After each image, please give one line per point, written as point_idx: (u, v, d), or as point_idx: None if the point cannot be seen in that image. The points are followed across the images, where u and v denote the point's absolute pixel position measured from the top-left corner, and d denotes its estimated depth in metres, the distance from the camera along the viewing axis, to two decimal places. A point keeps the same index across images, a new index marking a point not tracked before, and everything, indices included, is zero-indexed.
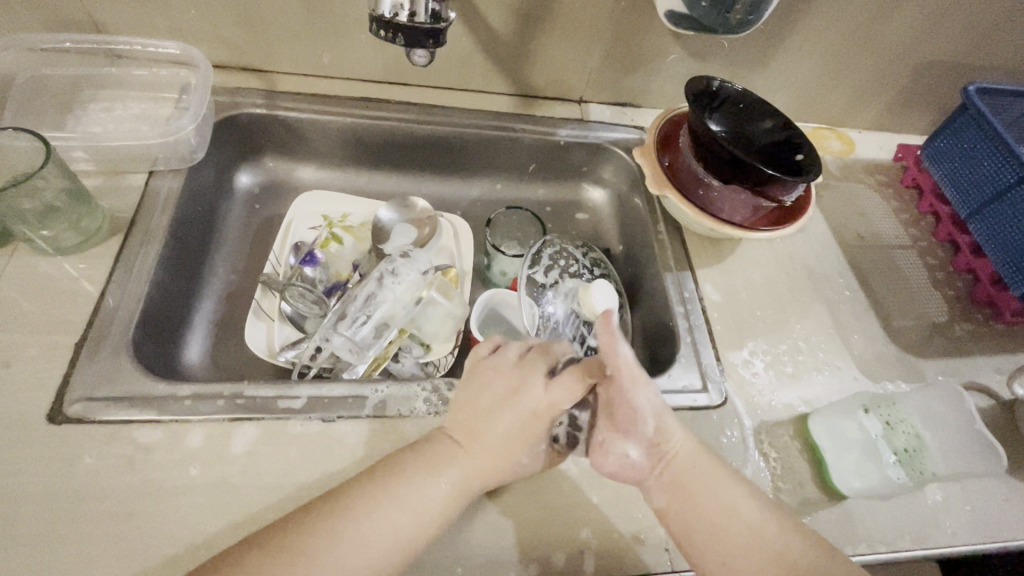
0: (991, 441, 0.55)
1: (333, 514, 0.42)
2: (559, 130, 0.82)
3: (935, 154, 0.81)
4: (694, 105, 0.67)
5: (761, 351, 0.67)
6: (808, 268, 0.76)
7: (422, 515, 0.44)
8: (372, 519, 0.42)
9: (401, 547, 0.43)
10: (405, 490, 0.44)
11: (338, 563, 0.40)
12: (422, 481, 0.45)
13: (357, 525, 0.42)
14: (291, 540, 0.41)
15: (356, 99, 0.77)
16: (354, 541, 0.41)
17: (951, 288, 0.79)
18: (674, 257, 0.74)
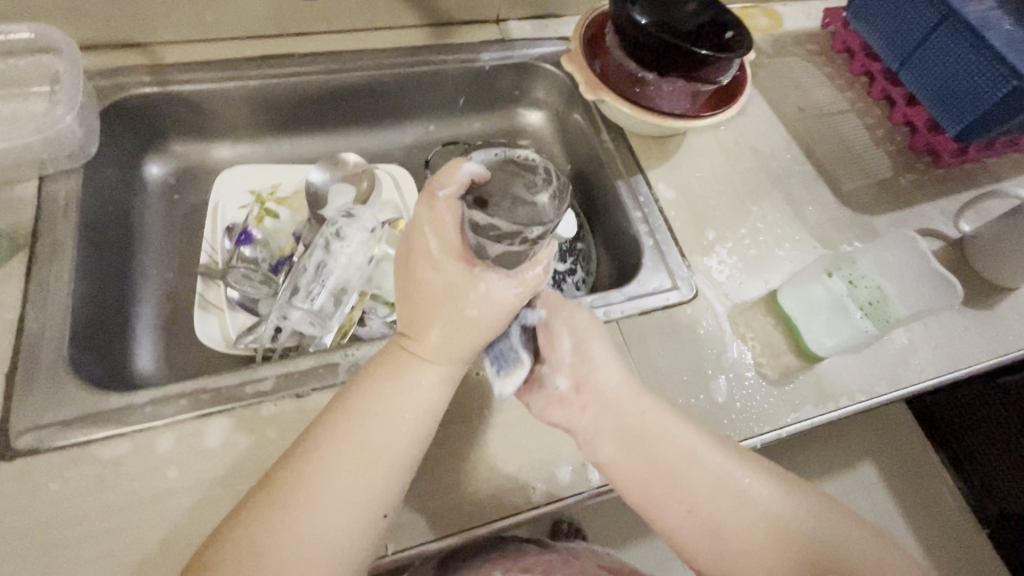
0: (940, 272, 0.60)
1: (332, 434, 0.41)
2: (483, 55, 0.78)
3: (858, 10, 0.80)
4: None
5: (723, 239, 0.67)
6: (755, 150, 0.76)
7: (429, 376, 0.43)
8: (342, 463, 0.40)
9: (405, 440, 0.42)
10: (405, 378, 0.43)
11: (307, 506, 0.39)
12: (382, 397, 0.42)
13: (368, 418, 0.41)
14: (316, 449, 0.40)
15: (256, 59, 0.70)
16: (360, 449, 0.40)
17: (892, 143, 0.80)
18: (623, 164, 0.72)
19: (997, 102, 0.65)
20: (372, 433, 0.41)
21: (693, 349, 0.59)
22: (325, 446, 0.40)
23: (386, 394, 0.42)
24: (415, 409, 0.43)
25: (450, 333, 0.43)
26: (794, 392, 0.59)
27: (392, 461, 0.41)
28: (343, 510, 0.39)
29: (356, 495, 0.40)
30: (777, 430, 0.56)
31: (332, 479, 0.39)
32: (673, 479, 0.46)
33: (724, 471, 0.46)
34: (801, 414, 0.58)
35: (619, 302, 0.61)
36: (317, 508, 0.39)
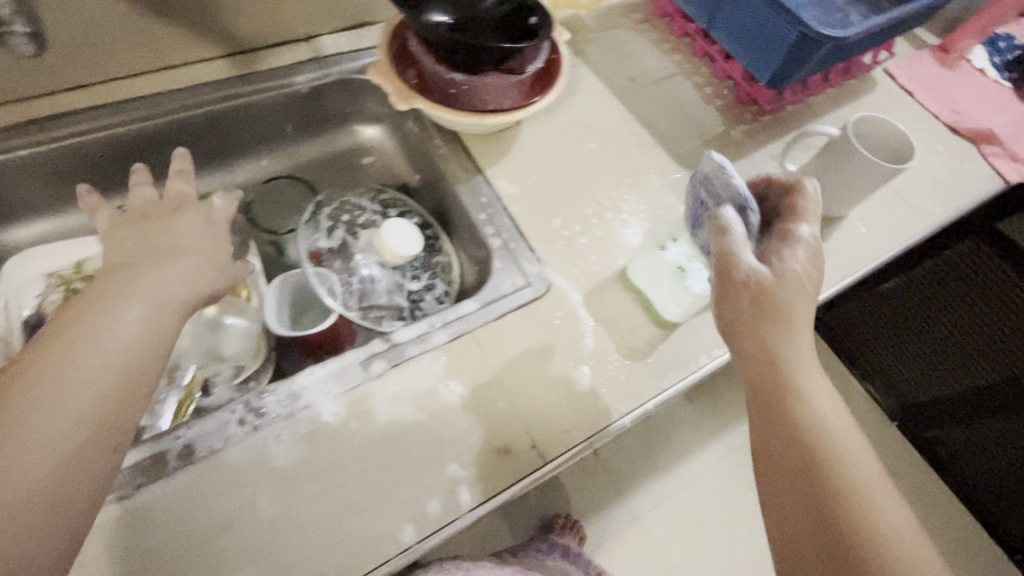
0: None
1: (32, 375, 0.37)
2: (297, 78, 0.73)
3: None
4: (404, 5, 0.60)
5: (571, 225, 0.67)
6: (592, 128, 0.76)
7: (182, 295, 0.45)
8: (50, 410, 0.37)
9: (137, 356, 0.41)
10: (105, 312, 0.41)
11: (46, 445, 0.36)
12: (89, 330, 0.40)
13: (112, 322, 0.41)
14: (9, 394, 0.36)
15: (26, 125, 0.62)
16: (81, 382, 0.38)
17: (720, 98, 0.83)
18: (461, 168, 0.70)
19: (793, 47, 0.68)
20: (123, 329, 0.41)
21: (554, 343, 0.59)
22: (37, 376, 0.37)
23: (115, 305, 0.42)
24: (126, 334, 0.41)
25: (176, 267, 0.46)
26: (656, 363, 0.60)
27: (126, 388, 0.40)
28: (94, 402, 0.38)
29: (99, 399, 0.38)
30: (643, 407, 0.57)
31: (58, 410, 0.37)
32: (761, 325, 0.44)
33: (789, 343, 0.44)
34: (665, 384, 0.59)
35: (474, 310, 0.60)
36: (53, 447, 0.36)
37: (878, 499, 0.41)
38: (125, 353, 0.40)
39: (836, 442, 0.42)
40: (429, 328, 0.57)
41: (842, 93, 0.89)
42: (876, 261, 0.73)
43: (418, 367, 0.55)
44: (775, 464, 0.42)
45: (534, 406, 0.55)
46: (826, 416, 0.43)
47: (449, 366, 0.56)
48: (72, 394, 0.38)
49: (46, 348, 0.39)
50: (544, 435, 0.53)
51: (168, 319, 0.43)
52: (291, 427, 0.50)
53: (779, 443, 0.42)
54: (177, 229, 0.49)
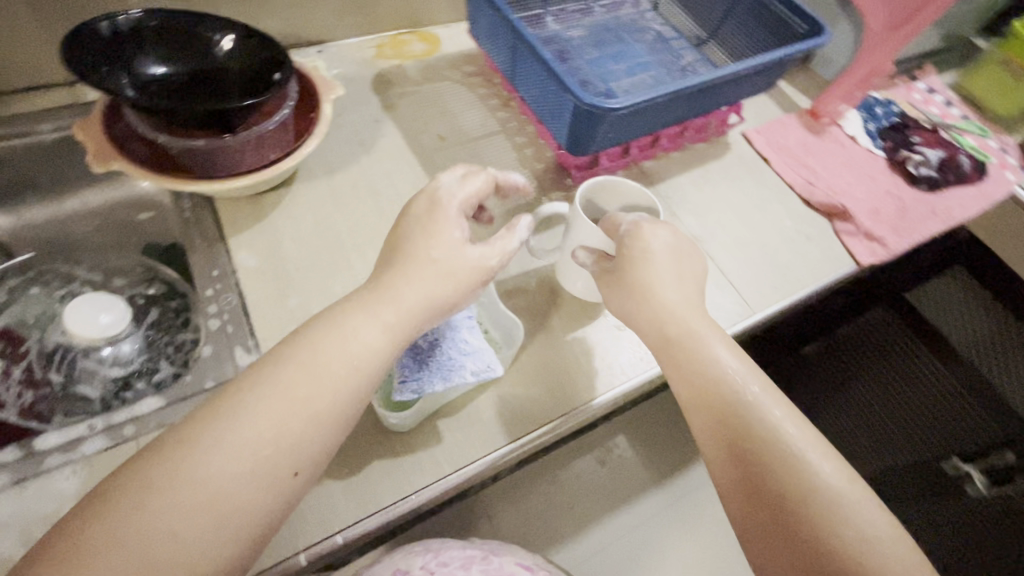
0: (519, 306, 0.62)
1: (252, 378, 0.40)
2: (43, 125, 0.66)
3: (470, 9, 0.72)
4: (83, 58, 0.51)
5: (311, 306, 0.58)
6: (376, 192, 0.68)
7: (433, 299, 0.45)
8: (244, 419, 0.38)
9: (324, 389, 0.40)
10: (399, 284, 0.45)
11: (142, 548, 0.33)
12: (335, 331, 0.42)
13: (346, 342, 0.42)
14: (184, 438, 0.37)
15: None
16: (250, 417, 0.38)
17: (540, 161, 0.76)
18: (202, 234, 0.62)
19: (573, 116, 0.62)
20: (329, 370, 0.41)
21: None
22: (249, 392, 0.39)
23: (341, 326, 0.43)
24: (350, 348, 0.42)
25: (413, 299, 0.45)
26: (365, 483, 0.50)
27: (316, 414, 0.40)
28: (239, 483, 0.37)
29: (253, 456, 0.37)
30: (330, 539, 0.47)
31: (241, 424, 0.38)
32: (690, 361, 0.47)
33: (712, 356, 0.47)
34: (368, 509, 0.49)
35: (153, 407, 0.51)
36: (190, 504, 0.35)
37: (894, 551, 0.40)
38: (273, 447, 0.38)
39: (802, 447, 0.43)
40: (86, 431, 0.48)
41: (688, 158, 0.82)
42: None
43: (47, 485, 0.46)
44: (746, 486, 0.43)
45: None
46: (784, 427, 0.44)
47: (89, 484, 0.46)
48: (244, 454, 0.37)
49: (196, 426, 0.38)
50: None
51: (471, 281, 0.47)
52: None
53: (722, 466, 0.44)
54: (425, 233, 0.47)
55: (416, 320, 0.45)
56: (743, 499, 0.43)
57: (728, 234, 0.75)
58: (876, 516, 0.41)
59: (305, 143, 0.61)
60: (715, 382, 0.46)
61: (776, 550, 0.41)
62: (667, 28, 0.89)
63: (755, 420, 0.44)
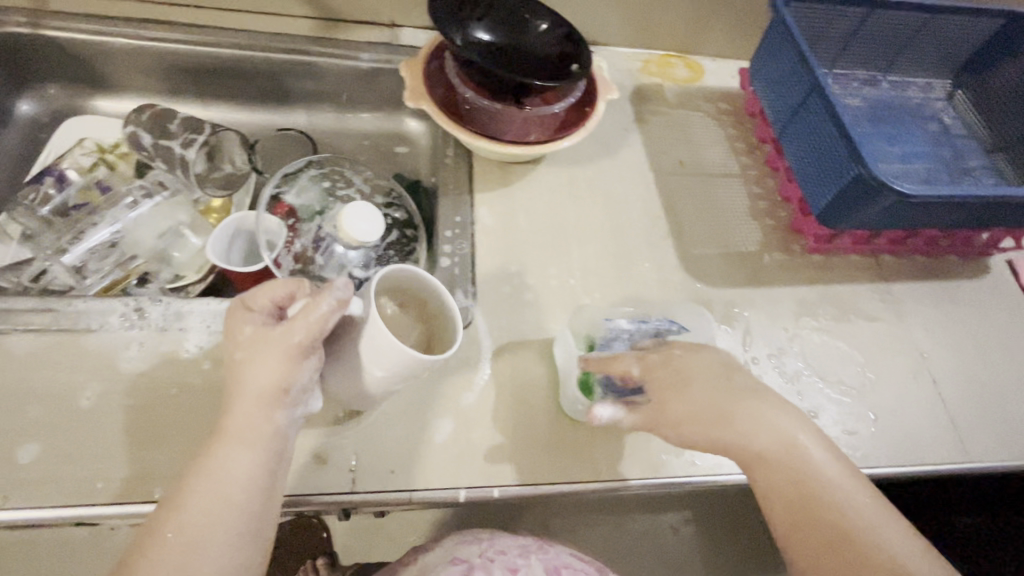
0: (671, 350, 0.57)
1: (161, 515, 0.40)
2: (362, 54, 0.77)
3: (761, 50, 0.71)
4: (437, 15, 0.61)
5: (525, 277, 0.62)
6: (607, 195, 0.71)
7: (265, 385, 0.43)
8: (160, 566, 0.38)
9: (228, 518, 0.40)
10: (220, 452, 0.41)
11: None
12: (223, 460, 0.41)
13: (227, 479, 0.41)
14: None
15: (133, 20, 0.73)
16: (162, 564, 0.38)
17: (771, 218, 0.73)
18: (455, 181, 0.69)
19: (844, 188, 0.59)
20: (244, 472, 0.41)
21: (435, 383, 0.54)
22: (164, 529, 0.39)
23: (225, 461, 0.41)
24: (240, 475, 0.41)
25: (246, 438, 0.42)
26: (527, 455, 0.53)
27: (230, 540, 0.40)
28: None
29: None
30: (487, 490, 0.50)
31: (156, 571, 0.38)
32: (795, 467, 0.46)
33: (817, 465, 0.46)
34: (524, 479, 0.52)
35: None
36: None
37: None
38: (210, 550, 0.39)
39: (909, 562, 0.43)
40: None
41: (934, 267, 0.73)
42: (870, 470, 0.57)
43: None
44: None
45: (376, 431, 0.51)
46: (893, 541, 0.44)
47: None
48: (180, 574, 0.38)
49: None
50: (369, 465, 0.50)
51: (277, 438, 0.43)
52: (156, 342, 0.52)
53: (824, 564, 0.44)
54: (262, 365, 0.42)
55: (265, 425, 0.43)
56: None
57: (959, 366, 0.66)
58: None
59: (572, 133, 0.64)
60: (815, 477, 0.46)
61: None
62: (956, 122, 0.80)
63: (855, 520, 0.44)
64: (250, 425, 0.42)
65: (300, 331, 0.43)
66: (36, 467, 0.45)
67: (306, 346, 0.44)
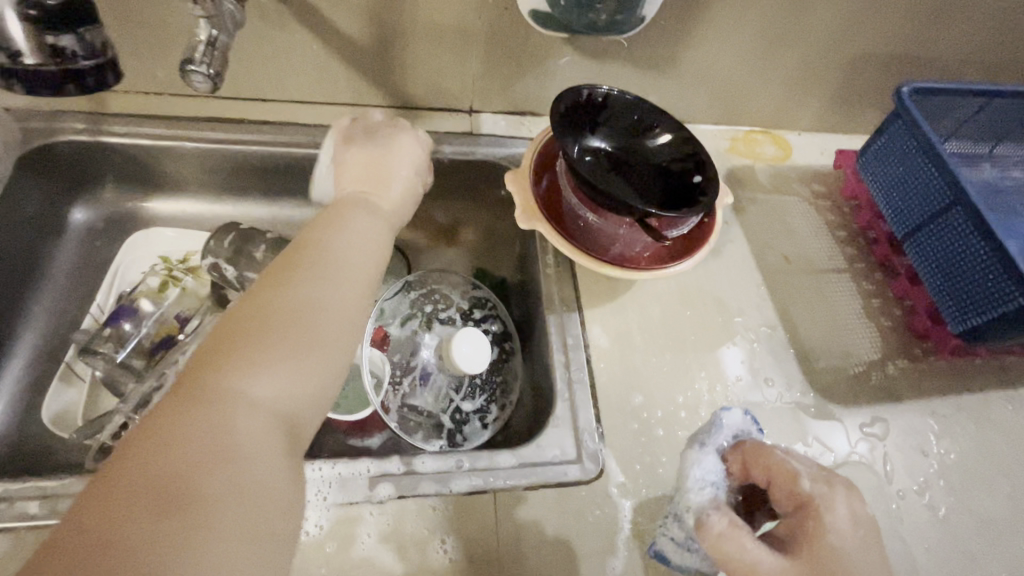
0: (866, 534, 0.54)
1: (283, 282, 0.40)
2: (442, 147, 0.72)
3: (879, 145, 0.67)
4: (558, 119, 0.56)
5: (651, 407, 0.58)
6: (718, 302, 0.67)
7: (399, 185, 0.53)
8: (291, 334, 0.37)
9: (345, 323, 0.41)
10: (328, 269, 0.42)
11: (235, 421, 0.33)
12: (330, 272, 0.42)
13: (328, 301, 0.40)
14: (232, 351, 0.35)
15: (199, 120, 0.67)
16: (297, 307, 0.39)
17: (887, 318, 0.69)
18: (561, 295, 0.64)
19: (1004, 314, 0.55)
20: (335, 295, 0.41)
21: (575, 548, 0.50)
22: (274, 308, 0.38)
23: (322, 291, 0.40)
24: (354, 274, 0.43)
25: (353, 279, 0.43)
26: None
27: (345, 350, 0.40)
28: (289, 386, 0.36)
29: (306, 380, 0.37)
30: None
31: (296, 357, 0.37)
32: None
33: None
34: None
35: (508, 466, 0.52)
36: (267, 393, 0.35)
37: None
38: (265, 402, 0.35)
39: None
40: (455, 467, 0.51)
41: None
42: None
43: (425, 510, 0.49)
44: None
45: None
46: None
47: (455, 520, 0.49)
48: (255, 363, 0.35)
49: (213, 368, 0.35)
50: None
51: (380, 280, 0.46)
52: None
53: None
54: (401, 171, 0.54)
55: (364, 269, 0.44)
56: None
57: None
58: None
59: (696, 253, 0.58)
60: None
61: None
62: None
63: None
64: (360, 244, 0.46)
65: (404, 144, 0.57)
66: None
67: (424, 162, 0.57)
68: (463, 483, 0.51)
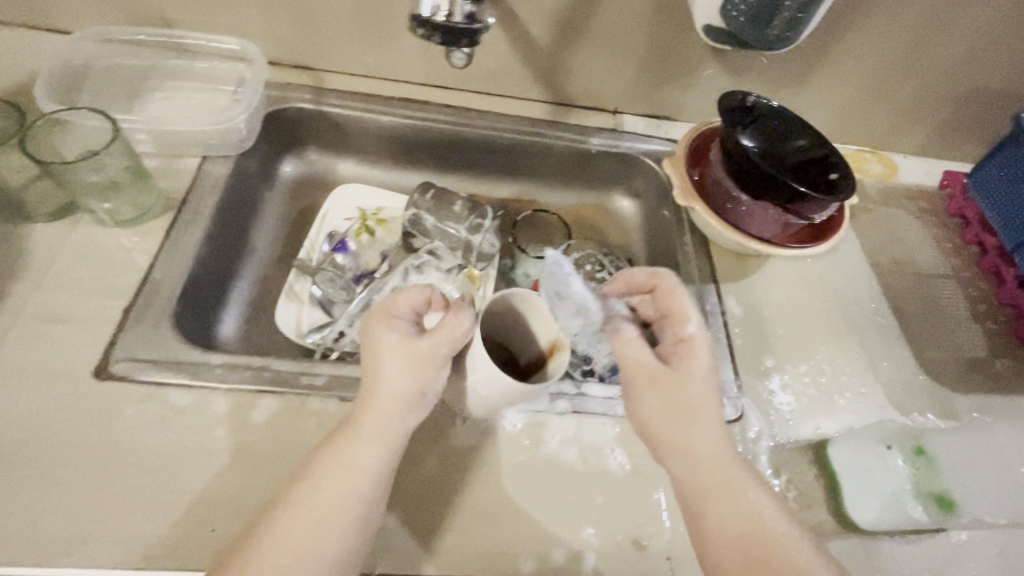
0: (981, 489, 0.62)
1: (329, 447, 0.46)
2: (591, 139, 0.83)
3: (991, 165, 0.75)
4: (724, 114, 0.66)
5: (781, 369, 0.66)
6: (837, 291, 0.74)
7: (408, 394, 0.46)
8: (326, 482, 0.44)
9: (375, 460, 0.45)
10: (369, 410, 0.46)
11: (285, 543, 0.41)
12: (370, 405, 0.46)
13: (362, 445, 0.45)
14: (294, 495, 0.43)
15: (396, 100, 0.80)
16: (338, 463, 0.45)
17: (992, 322, 0.75)
18: (699, 270, 0.73)
19: None
20: (370, 438, 0.45)
21: None
22: (321, 467, 0.44)
23: (359, 429, 0.46)
24: (393, 401, 0.46)
25: (382, 414, 0.46)
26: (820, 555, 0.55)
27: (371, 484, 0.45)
28: (324, 528, 0.42)
29: (335, 520, 0.43)
30: None
31: (330, 492, 0.43)
32: (727, 491, 0.45)
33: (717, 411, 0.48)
34: None
35: None
36: (298, 532, 0.42)
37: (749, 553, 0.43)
38: (298, 546, 0.41)
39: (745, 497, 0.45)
40: (618, 396, 0.60)
41: None
42: None
43: (596, 429, 0.58)
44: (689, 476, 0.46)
45: (684, 521, 0.54)
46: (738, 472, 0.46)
47: (622, 438, 0.58)
48: (300, 504, 0.43)
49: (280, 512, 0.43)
50: (682, 553, 0.52)
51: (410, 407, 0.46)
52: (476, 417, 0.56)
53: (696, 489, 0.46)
54: (401, 373, 0.46)
55: (399, 391, 0.46)
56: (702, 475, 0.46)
57: None
58: (771, 512, 0.44)
59: (824, 241, 0.67)
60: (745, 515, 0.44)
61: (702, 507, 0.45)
62: None
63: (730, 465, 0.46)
64: (389, 386, 0.46)
65: (450, 332, 0.47)
66: (400, 536, 0.49)
67: (445, 355, 0.47)
68: (623, 407, 0.59)
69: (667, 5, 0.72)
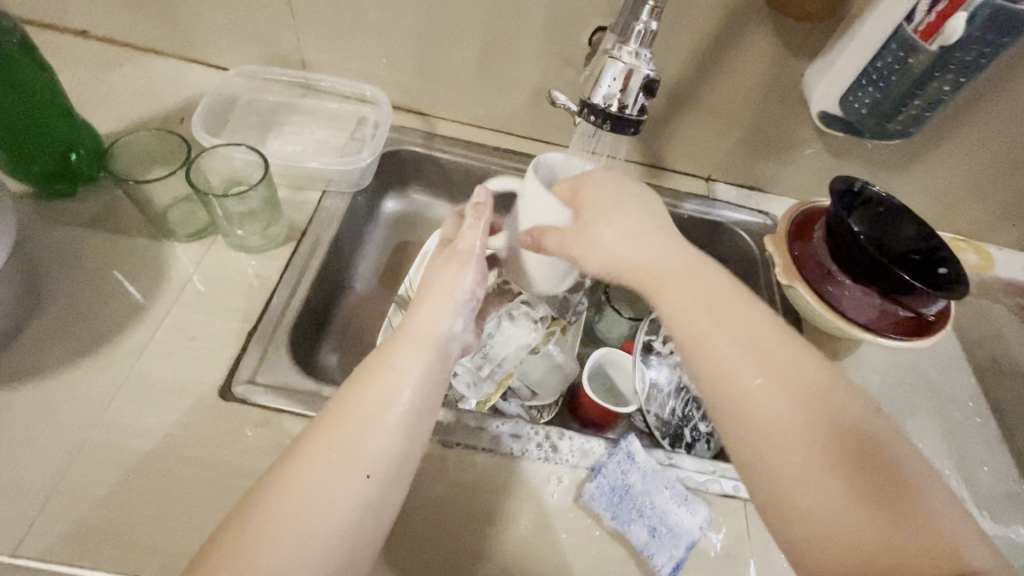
0: None
1: (381, 349, 0.47)
2: (686, 204, 0.84)
3: None
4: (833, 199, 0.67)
5: None
6: (932, 385, 0.72)
7: (448, 290, 0.51)
8: (379, 385, 0.44)
9: (422, 358, 0.46)
10: (416, 311, 0.49)
11: (327, 459, 0.40)
12: (422, 311, 0.49)
13: (414, 341, 0.47)
14: (341, 399, 0.43)
15: (501, 150, 0.84)
16: (388, 361, 0.45)
17: None
18: None
19: None
20: (423, 335, 0.48)
21: None
22: (375, 365, 0.45)
23: (415, 326, 0.48)
24: (441, 292, 0.50)
25: (432, 308, 0.49)
26: None
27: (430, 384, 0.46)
28: (370, 429, 0.42)
29: (379, 421, 0.42)
30: None
31: (378, 395, 0.43)
32: (829, 424, 0.37)
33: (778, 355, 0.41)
34: None
35: None
36: (349, 434, 0.41)
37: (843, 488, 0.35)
38: (356, 449, 0.41)
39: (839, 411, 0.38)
40: (711, 473, 0.59)
41: None
42: None
43: (679, 519, 0.54)
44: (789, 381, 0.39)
45: None
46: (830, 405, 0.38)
47: (714, 519, 0.57)
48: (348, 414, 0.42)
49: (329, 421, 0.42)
50: None
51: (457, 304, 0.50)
52: (571, 478, 0.57)
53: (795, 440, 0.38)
54: (443, 274, 0.51)
55: (448, 283, 0.51)
56: (770, 425, 0.39)
57: None
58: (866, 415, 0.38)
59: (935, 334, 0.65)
60: (822, 404, 0.38)
61: (777, 427, 0.38)
62: None
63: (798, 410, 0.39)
64: (444, 282, 0.51)
65: (474, 237, 0.54)
66: None
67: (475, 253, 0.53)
68: (714, 486, 0.59)
69: (778, 87, 0.74)
